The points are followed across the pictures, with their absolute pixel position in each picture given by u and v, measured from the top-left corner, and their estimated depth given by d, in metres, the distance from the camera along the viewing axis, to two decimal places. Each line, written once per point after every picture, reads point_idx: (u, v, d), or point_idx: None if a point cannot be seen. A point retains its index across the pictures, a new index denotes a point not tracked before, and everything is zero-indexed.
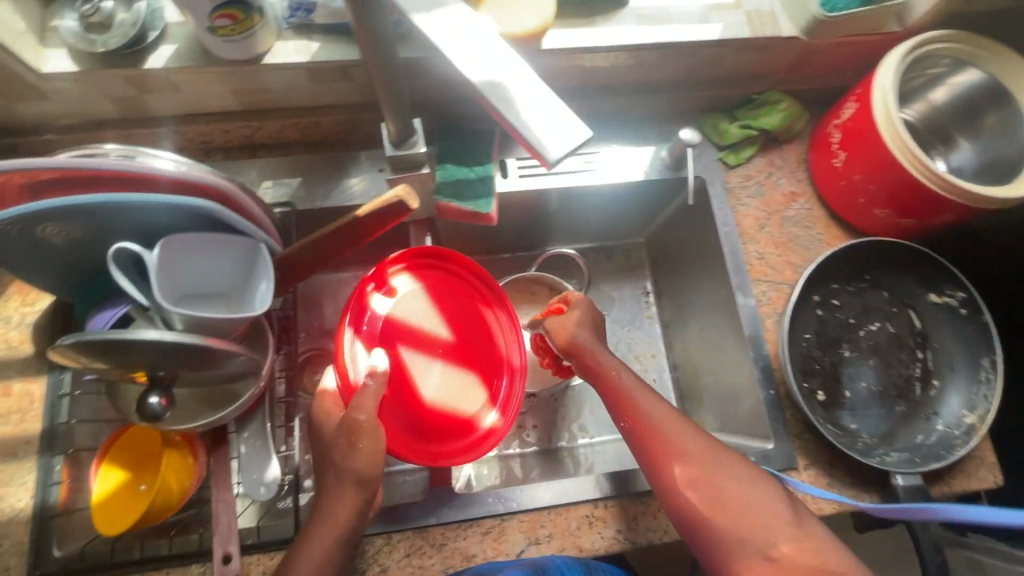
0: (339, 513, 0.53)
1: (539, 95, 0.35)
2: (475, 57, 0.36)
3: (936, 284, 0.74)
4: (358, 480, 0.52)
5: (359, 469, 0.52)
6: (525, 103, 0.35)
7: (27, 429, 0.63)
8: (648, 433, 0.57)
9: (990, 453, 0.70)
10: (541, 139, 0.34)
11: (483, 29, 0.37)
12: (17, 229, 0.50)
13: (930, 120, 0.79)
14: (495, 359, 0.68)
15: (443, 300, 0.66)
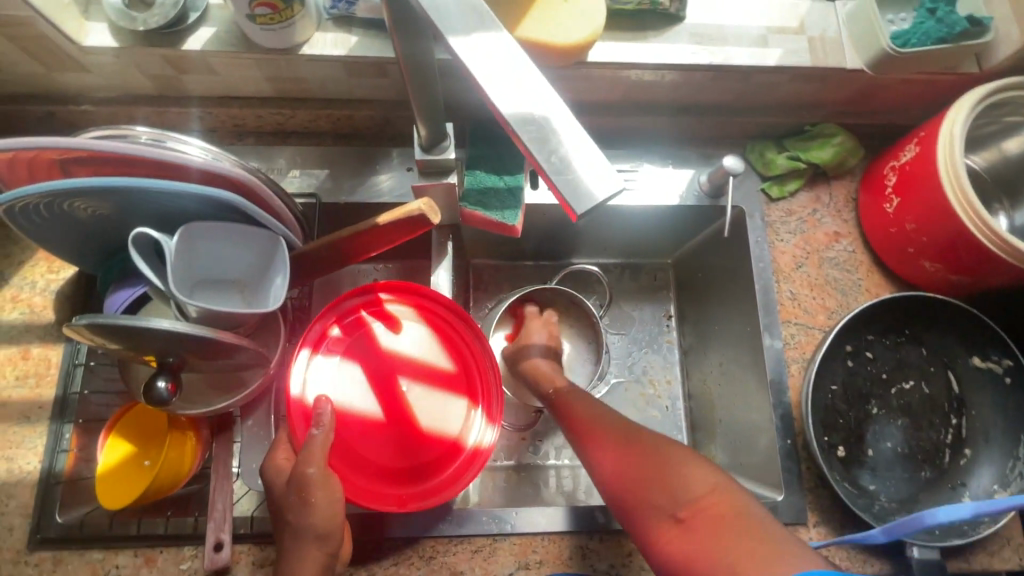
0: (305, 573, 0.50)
1: (574, 139, 0.33)
2: (509, 87, 0.34)
3: (982, 348, 0.69)
4: (319, 536, 0.50)
5: (319, 525, 0.51)
6: (562, 145, 0.33)
7: (42, 394, 0.64)
8: (582, 429, 0.61)
9: (1016, 533, 0.66)
10: (572, 184, 0.33)
11: (517, 56, 0.35)
12: (44, 204, 0.51)
13: (998, 172, 0.73)
14: (475, 392, 0.65)
15: (412, 332, 0.66)
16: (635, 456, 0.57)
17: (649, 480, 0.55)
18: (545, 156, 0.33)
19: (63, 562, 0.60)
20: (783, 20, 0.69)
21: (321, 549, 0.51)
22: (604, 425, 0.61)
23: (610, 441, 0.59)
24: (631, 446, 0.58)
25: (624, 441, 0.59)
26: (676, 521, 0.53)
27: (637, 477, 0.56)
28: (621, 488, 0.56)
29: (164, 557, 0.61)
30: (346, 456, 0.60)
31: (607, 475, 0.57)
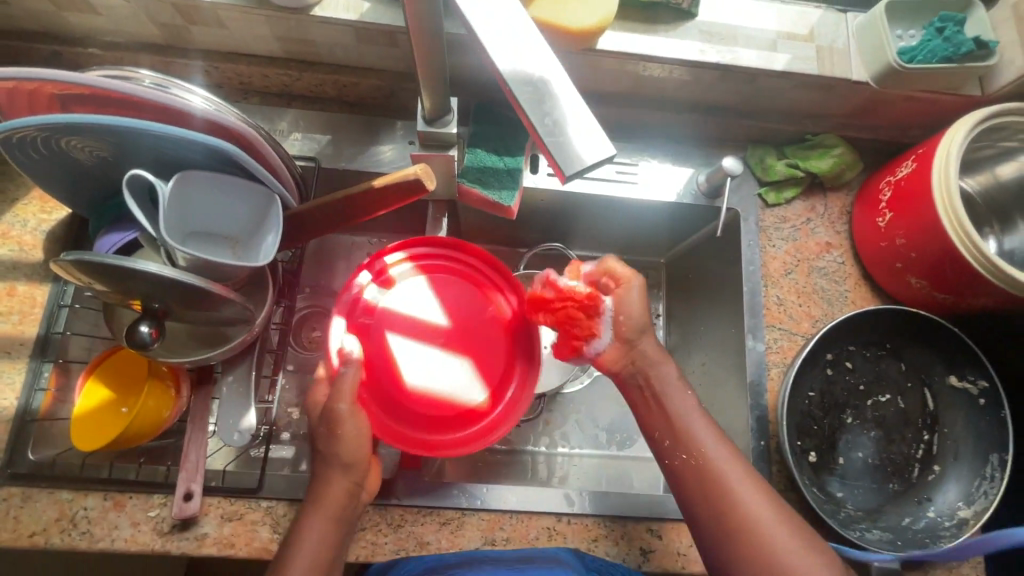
0: (331, 496, 0.55)
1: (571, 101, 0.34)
2: (515, 48, 0.34)
3: (959, 368, 0.70)
4: (343, 463, 0.55)
5: (345, 453, 0.55)
6: (559, 112, 0.34)
7: (24, 331, 0.64)
8: (685, 437, 0.57)
9: (976, 551, 0.67)
10: (566, 142, 0.33)
11: (514, 23, 0.35)
12: (41, 137, 0.51)
13: (991, 196, 0.74)
14: (510, 351, 0.64)
15: (456, 286, 0.65)
16: (756, 495, 0.54)
17: (760, 519, 0.53)
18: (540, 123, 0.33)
19: (33, 499, 0.60)
20: (793, 26, 0.69)
21: (347, 481, 0.55)
22: (690, 425, 0.58)
23: (733, 470, 0.55)
24: (749, 481, 0.55)
25: (747, 477, 0.55)
26: (746, 541, 0.53)
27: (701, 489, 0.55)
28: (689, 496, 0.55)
29: (133, 502, 0.61)
30: (378, 401, 0.61)
31: (708, 496, 0.55)
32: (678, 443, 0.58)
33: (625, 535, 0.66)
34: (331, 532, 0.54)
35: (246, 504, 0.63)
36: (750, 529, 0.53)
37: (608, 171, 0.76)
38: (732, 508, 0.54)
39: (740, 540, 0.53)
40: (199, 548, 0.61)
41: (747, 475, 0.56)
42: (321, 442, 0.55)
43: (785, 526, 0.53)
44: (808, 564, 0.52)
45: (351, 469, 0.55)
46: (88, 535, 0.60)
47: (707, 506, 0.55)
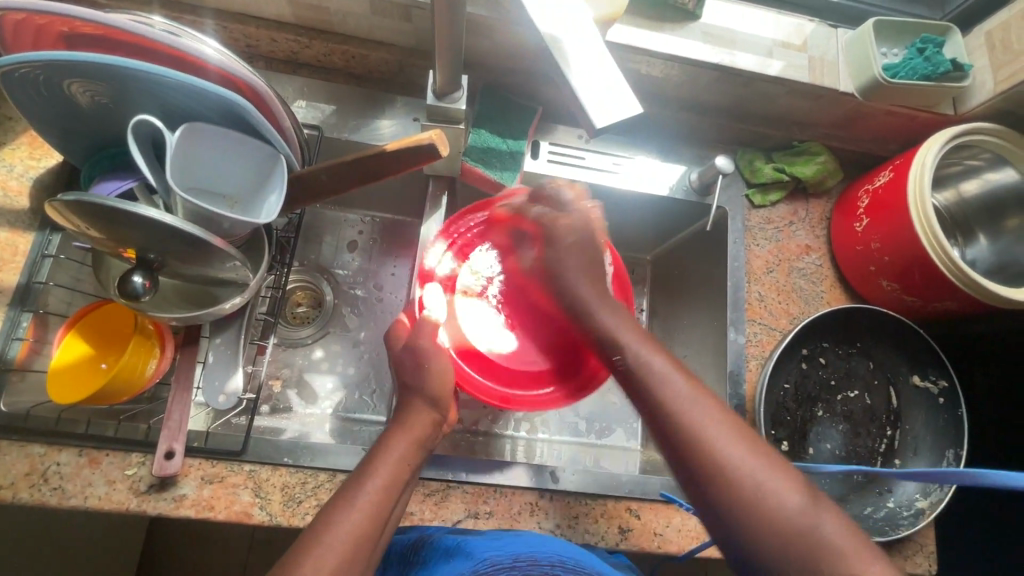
0: (415, 427, 0.56)
1: (601, 74, 0.43)
2: (555, 38, 0.43)
3: (922, 369, 0.75)
4: (427, 398, 0.58)
5: (432, 388, 0.58)
6: (590, 94, 0.43)
7: (3, 279, 0.62)
8: (643, 378, 0.55)
9: (930, 541, 0.71)
10: (602, 110, 0.43)
11: (552, 25, 0.43)
12: (44, 76, 0.49)
13: (958, 212, 0.80)
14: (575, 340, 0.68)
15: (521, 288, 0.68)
16: (720, 424, 0.51)
17: (735, 456, 0.49)
18: (584, 107, 0.42)
19: (2, 452, 0.57)
20: (789, 36, 0.73)
21: (429, 413, 0.57)
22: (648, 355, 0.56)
23: (693, 405, 0.52)
24: (715, 416, 0.52)
25: (709, 415, 0.52)
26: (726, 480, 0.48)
27: (671, 420, 0.52)
28: (663, 429, 0.52)
29: (109, 460, 0.60)
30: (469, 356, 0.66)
31: (695, 456, 0.50)
32: (638, 385, 0.55)
33: (604, 513, 0.67)
34: (410, 454, 0.55)
35: (228, 466, 0.62)
36: (726, 467, 0.49)
37: (603, 162, 0.78)
38: (722, 467, 0.49)
39: (716, 476, 0.49)
40: (177, 509, 0.59)
41: (710, 403, 0.53)
42: (406, 374, 0.58)
43: (755, 461, 0.49)
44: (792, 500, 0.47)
45: (437, 404, 0.58)
46: (59, 491, 0.58)
47: (678, 444, 0.51)
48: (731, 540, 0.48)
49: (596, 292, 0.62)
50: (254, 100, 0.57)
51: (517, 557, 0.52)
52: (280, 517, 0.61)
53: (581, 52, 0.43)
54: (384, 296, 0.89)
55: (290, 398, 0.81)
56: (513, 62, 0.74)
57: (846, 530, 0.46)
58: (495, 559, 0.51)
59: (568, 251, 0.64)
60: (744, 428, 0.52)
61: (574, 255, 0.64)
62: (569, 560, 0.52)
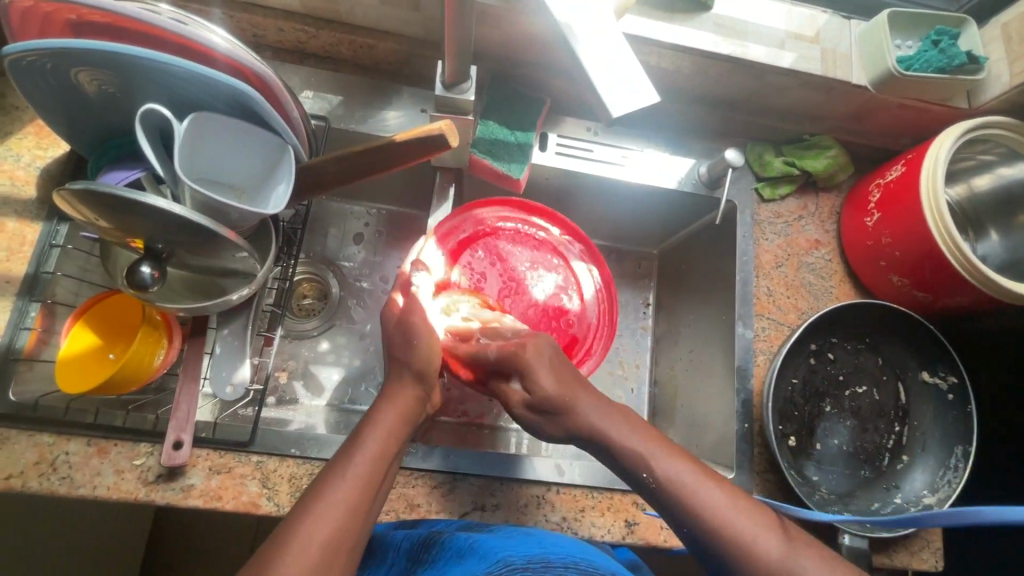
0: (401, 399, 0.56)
1: (616, 59, 0.43)
2: (574, 22, 0.43)
3: (932, 364, 0.74)
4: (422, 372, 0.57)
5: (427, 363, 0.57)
6: (609, 84, 0.43)
7: (11, 269, 0.62)
8: (674, 494, 0.50)
9: (937, 537, 0.71)
10: (615, 95, 0.42)
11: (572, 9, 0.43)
12: (51, 64, 0.49)
13: (969, 207, 0.79)
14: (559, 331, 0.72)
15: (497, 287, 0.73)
16: (758, 528, 0.48)
17: (767, 551, 0.47)
18: (599, 94, 0.42)
19: (10, 440, 0.58)
20: (801, 27, 0.72)
21: (417, 385, 0.57)
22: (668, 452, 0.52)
23: (737, 514, 0.48)
24: (737, 505, 0.49)
25: (746, 510, 0.49)
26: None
27: (696, 519, 0.49)
28: (700, 534, 0.49)
29: (117, 450, 0.60)
30: None
31: (730, 557, 0.48)
32: (669, 504, 0.50)
33: (611, 507, 0.67)
34: (399, 425, 0.54)
35: (236, 457, 0.62)
36: (772, 568, 0.46)
37: (611, 154, 0.77)
38: (760, 566, 0.46)
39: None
40: (184, 499, 0.60)
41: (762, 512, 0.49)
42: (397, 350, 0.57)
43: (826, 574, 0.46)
44: None
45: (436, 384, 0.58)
46: (68, 480, 0.58)
47: (718, 553, 0.48)
48: None
49: (586, 393, 0.55)
50: (260, 89, 0.56)
51: (530, 559, 0.49)
52: (288, 508, 0.61)
53: (598, 36, 0.43)
54: (390, 289, 0.89)
55: (296, 390, 0.81)
56: (521, 52, 0.73)
57: None
58: (507, 560, 0.49)
59: (547, 372, 0.54)
60: (780, 520, 0.49)
61: (552, 372, 0.54)
62: (582, 562, 0.50)
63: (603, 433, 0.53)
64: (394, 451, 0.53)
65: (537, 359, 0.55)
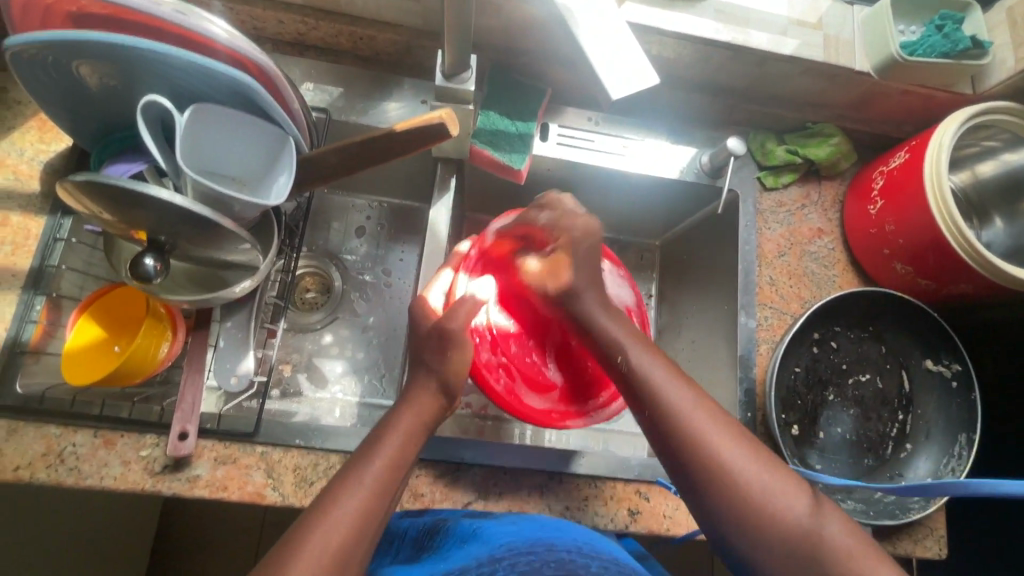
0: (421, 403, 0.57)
1: (618, 44, 0.43)
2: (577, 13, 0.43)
3: (936, 353, 0.74)
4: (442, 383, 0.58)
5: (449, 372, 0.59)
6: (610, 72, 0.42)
7: (17, 263, 0.62)
8: (643, 383, 0.56)
9: (941, 524, 0.71)
10: (616, 79, 0.42)
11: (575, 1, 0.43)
12: (52, 57, 0.49)
13: (974, 195, 0.78)
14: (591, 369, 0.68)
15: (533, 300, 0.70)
16: (715, 427, 0.53)
17: (721, 447, 0.51)
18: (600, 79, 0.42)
19: (19, 432, 0.58)
20: (804, 14, 0.72)
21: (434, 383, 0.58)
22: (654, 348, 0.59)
23: (698, 412, 0.53)
24: (705, 411, 0.54)
25: (699, 400, 0.54)
26: (717, 464, 0.51)
27: (658, 407, 0.54)
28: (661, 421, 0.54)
29: (124, 441, 0.60)
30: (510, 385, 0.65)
31: (687, 450, 0.52)
32: (637, 389, 0.56)
33: (614, 496, 0.68)
34: (418, 431, 0.55)
35: (240, 448, 0.63)
36: (723, 462, 0.51)
37: (612, 144, 0.77)
38: (711, 457, 0.51)
39: (705, 466, 0.51)
40: (191, 489, 0.60)
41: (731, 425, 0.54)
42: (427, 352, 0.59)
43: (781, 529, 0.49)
44: (781, 488, 0.50)
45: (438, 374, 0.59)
46: (76, 471, 0.58)
47: (674, 441, 0.53)
48: (720, 530, 0.51)
49: (600, 299, 0.63)
50: (261, 80, 0.56)
51: (534, 543, 0.50)
52: (293, 497, 0.62)
53: (600, 24, 0.43)
54: (393, 282, 0.89)
55: (300, 382, 0.81)
56: (522, 42, 0.73)
57: (847, 531, 0.49)
58: (510, 545, 0.50)
59: (575, 266, 0.64)
60: (749, 437, 0.54)
61: (578, 267, 0.64)
62: (585, 546, 0.51)
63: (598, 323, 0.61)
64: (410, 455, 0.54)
65: (572, 253, 0.65)
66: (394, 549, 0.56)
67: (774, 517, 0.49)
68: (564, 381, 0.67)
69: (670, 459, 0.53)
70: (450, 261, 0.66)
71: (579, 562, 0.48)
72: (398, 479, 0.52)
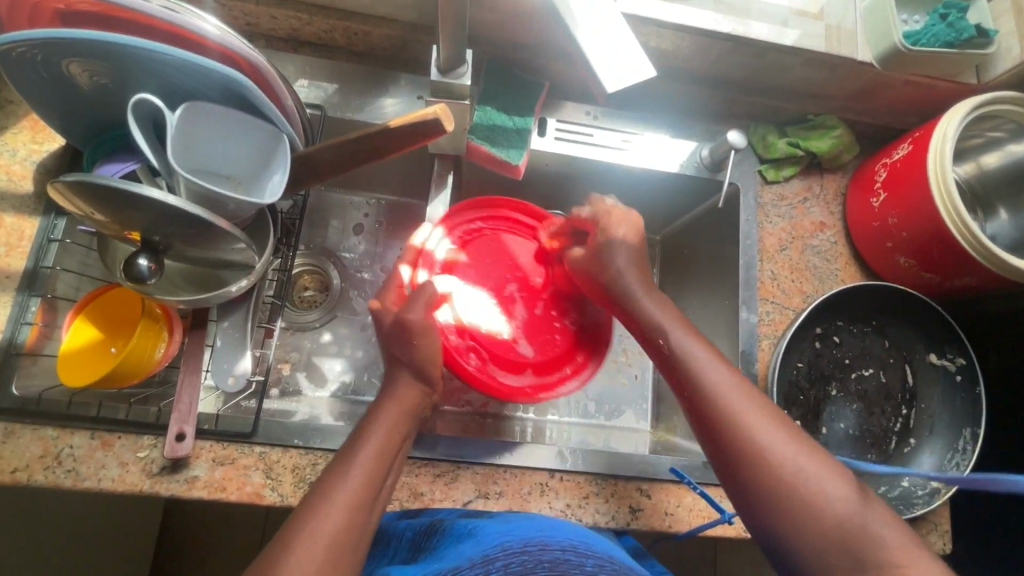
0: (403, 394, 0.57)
1: (616, 35, 0.42)
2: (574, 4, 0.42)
3: (940, 346, 0.73)
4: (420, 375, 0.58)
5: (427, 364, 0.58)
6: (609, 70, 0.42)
7: (10, 264, 0.62)
8: (682, 366, 0.56)
9: (945, 519, 0.70)
10: (612, 72, 0.41)
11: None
12: (41, 55, 0.48)
13: (978, 186, 0.77)
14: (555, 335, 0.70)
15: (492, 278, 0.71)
16: (755, 410, 0.52)
17: (762, 430, 0.51)
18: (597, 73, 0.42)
19: (16, 434, 0.58)
20: (805, 3, 0.71)
21: (416, 374, 0.58)
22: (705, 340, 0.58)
23: (739, 396, 0.53)
24: (746, 395, 0.54)
25: (738, 385, 0.54)
26: (757, 447, 0.50)
27: (697, 390, 0.55)
28: (700, 403, 0.54)
29: (121, 443, 0.60)
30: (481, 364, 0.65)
31: (726, 432, 0.52)
32: (678, 372, 0.57)
33: (615, 493, 0.67)
34: (401, 423, 0.56)
35: (239, 448, 0.62)
36: (762, 445, 0.50)
37: (611, 139, 0.76)
38: (750, 440, 0.51)
39: (745, 452, 0.51)
40: (189, 491, 0.60)
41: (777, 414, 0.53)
42: (395, 346, 0.58)
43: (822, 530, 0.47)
44: (822, 474, 0.49)
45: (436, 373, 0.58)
46: (73, 473, 0.58)
47: (713, 423, 0.53)
48: (758, 517, 0.50)
49: (644, 285, 0.63)
50: (254, 77, 0.56)
51: (528, 543, 0.47)
52: (291, 498, 0.62)
53: (597, 16, 0.42)
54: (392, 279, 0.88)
55: (299, 381, 0.81)
56: (518, 36, 0.72)
57: (892, 524, 0.47)
58: (506, 544, 0.47)
59: (617, 255, 0.63)
60: (790, 423, 0.53)
61: (620, 254, 0.63)
62: (580, 545, 0.48)
63: (643, 307, 0.61)
64: (396, 446, 0.54)
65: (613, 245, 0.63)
66: (393, 548, 0.56)
67: (815, 504, 0.48)
68: (533, 359, 0.68)
69: (709, 441, 0.53)
70: (405, 257, 0.66)
71: (573, 560, 0.45)
72: (385, 469, 0.52)
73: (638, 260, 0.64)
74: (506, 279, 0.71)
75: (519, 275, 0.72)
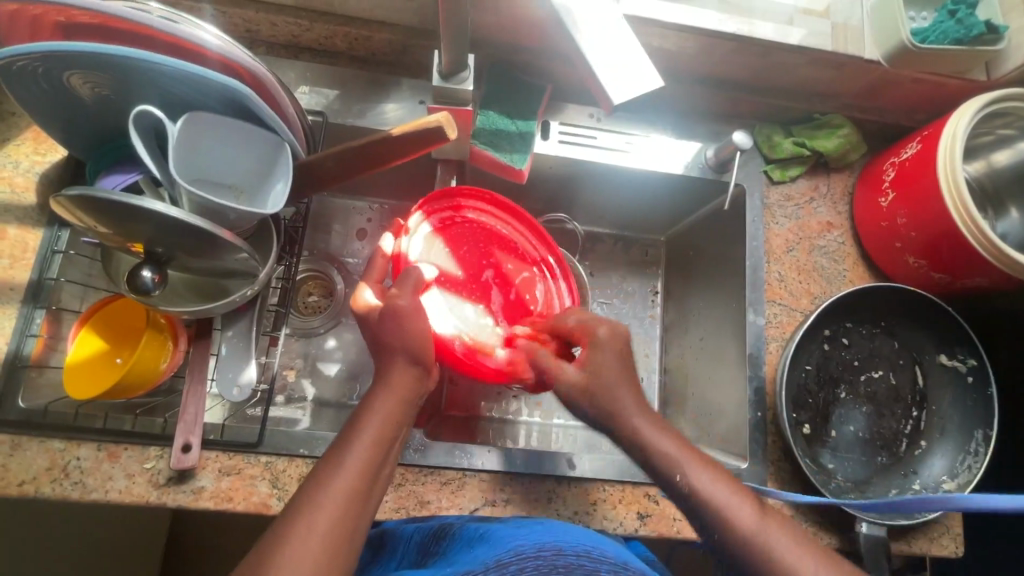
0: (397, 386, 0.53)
1: (622, 50, 0.42)
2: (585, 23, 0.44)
3: (950, 347, 0.73)
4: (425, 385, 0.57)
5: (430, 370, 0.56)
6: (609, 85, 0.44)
7: (15, 276, 0.62)
8: (707, 508, 0.50)
9: (957, 522, 0.70)
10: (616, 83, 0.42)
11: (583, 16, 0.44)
12: (42, 68, 0.48)
13: (987, 184, 0.76)
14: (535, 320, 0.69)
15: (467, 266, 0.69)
16: (799, 550, 0.48)
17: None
18: (602, 87, 0.42)
19: (22, 447, 0.58)
20: (810, 2, 0.70)
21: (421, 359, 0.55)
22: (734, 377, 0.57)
23: (776, 537, 0.49)
24: (784, 533, 0.49)
25: (773, 522, 0.49)
26: None
27: (730, 534, 0.49)
28: (731, 542, 0.49)
29: (127, 454, 0.60)
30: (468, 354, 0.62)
31: None
32: (701, 513, 0.51)
33: (622, 499, 0.67)
34: (400, 414, 0.52)
35: (245, 458, 0.62)
36: None
37: (615, 141, 0.76)
38: None
39: None
40: (196, 501, 0.60)
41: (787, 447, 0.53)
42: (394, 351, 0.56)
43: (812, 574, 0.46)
44: None
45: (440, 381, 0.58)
46: (81, 485, 0.58)
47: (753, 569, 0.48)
48: None
49: (636, 397, 0.56)
50: (255, 87, 0.55)
51: (543, 547, 0.46)
52: None
53: (606, 33, 0.43)
54: None
55: (305, 388, 0.81)
56: (521, 39, 0.71)
57: None
58: (518, 548, 0.47)
59: (609, 368, 0.56)
60: (832, 553, 0.49)
61: (614, 365, 0.57)
62: (595, 550, 0.47)
63: (648, 440, 0.54)
64: (395, 434, 0.52)
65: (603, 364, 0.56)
66: (398, 553, 0.55)
67: None
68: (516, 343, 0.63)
69: None
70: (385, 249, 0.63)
71: (587, 566, 0.44)
72: (381, 456, 0.49)
73: (628, 367, 0.57)
74: (481, 265, 0.70)
75: (492, 262, 0.71)
